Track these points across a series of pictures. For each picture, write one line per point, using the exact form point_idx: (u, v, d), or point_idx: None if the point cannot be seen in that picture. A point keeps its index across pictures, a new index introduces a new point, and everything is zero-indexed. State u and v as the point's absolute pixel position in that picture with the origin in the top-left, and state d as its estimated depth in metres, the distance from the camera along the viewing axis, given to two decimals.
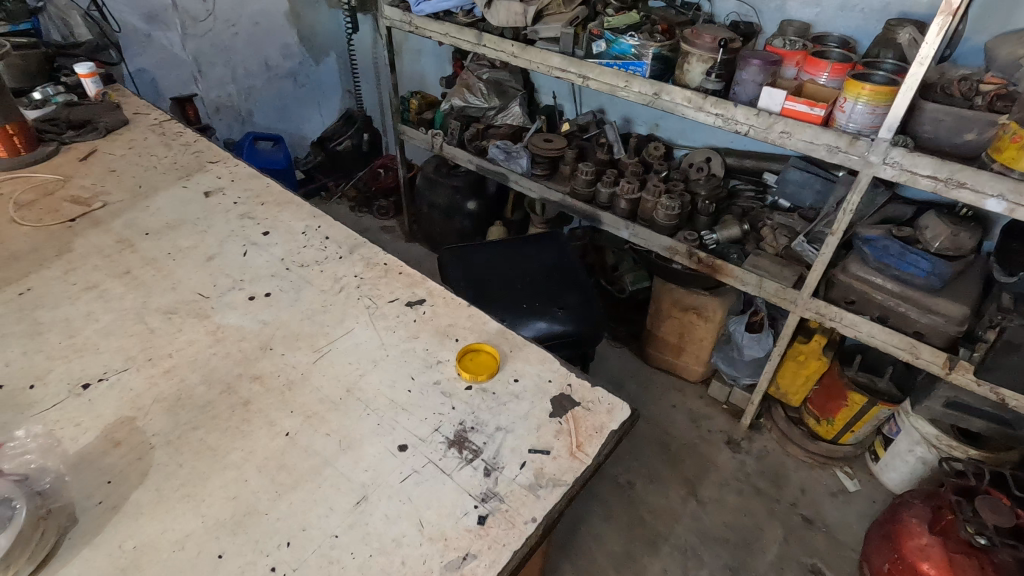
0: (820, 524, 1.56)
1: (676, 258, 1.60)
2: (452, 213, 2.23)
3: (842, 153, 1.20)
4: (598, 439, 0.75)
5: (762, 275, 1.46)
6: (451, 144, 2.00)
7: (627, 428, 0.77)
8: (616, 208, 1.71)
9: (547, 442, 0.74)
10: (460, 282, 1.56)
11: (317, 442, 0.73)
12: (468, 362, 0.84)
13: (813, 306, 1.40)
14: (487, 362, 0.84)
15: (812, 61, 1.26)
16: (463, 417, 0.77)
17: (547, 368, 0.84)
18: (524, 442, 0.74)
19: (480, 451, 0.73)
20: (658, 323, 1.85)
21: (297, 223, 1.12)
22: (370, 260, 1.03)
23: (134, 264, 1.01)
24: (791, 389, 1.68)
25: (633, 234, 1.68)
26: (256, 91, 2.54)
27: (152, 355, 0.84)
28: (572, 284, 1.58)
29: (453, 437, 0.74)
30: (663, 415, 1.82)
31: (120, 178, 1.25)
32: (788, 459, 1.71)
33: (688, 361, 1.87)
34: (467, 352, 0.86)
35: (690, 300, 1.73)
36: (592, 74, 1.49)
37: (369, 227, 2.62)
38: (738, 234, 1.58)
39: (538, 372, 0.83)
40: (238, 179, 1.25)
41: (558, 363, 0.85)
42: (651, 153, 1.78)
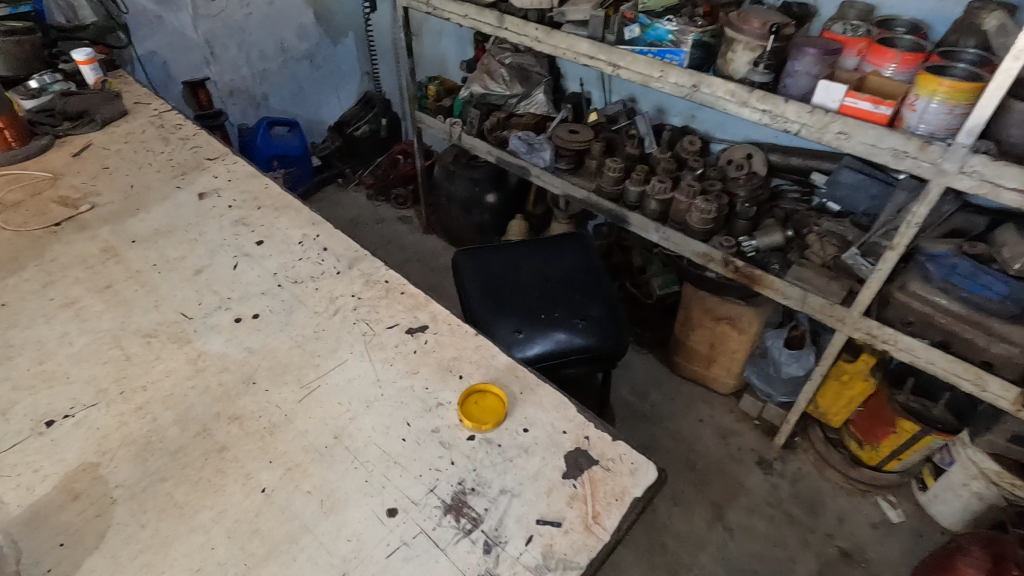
0: (858, 559, 1.44)
1: (710, 265, 1.48)
2: (470, 207, 2.12)
3: (911, 158, 1.05)
4: (619, 508, 0.64)
5: (807, 290, 1.32)
6: (470, 134, 1.88)
7: (652, 495, 0.66)
8: (645, 208, 1.57)
9: (558, 511, 0.64)
10: (475, 286, 1.46)
11: (297, 503, 0.64)
12: (472, 406, 0.74)
13: (863, 326, 1.27)
14: (493, 404, 0.74)
15: (878, 50, 1.10)
16: (463, 476, 0.67)
17: (562, 416, 0.73)
18: (532, 509, 0.64)
19: (480, 520, 0.63)
20: (688, 332, 1.72)
21: (294, 232, 1.03)
22: (370, 276, 0.94)
23: (117, 276, 0.93)
24: (831, 409, 1.55)
25: (663, 238, 1.55)
26: (272, 75, 2.44)
27: (124, 389, 0.76)
28: (595, 291, 1.46)
29: (450, 501, 0.65)
30: (688, 430, 1.72)
31: (112, 177, 1.17)
32: (824, 484, 1.59)
33: (719, 373, 1.74)
34: (475, 394, 0.76)
35: (724, 310, 1.59)
36: (623, 62, 1.35)
37: (386, 217, 2.53)
38: (780, 241, 1.43)
39: (551, 421, 0.73)
40: (236, 179, 1.16)
41: (575, 410, 0.74)
42: (686, 148, 1.64)
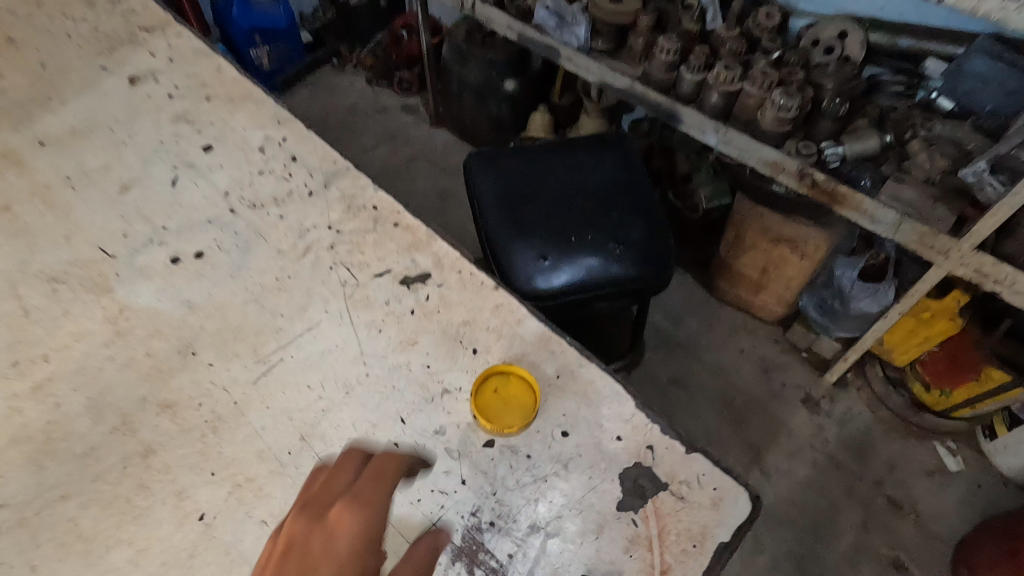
0: (908, 509, 1.33)
1: (779, 177, 1.20)
2: (485, 95, 1.80)
3: None
4: (695, 554, 0.52)
5: (904, 213, 1.07)
6: (486, 3, 1.51)
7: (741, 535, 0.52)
8: (703, 102, 1.27)
9: (613, 559, 0.52)
10: (493, 200, 1.21)
11: (248, 536, 0.51)
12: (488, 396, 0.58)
13: (972, 262, 1.03)
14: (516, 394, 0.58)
15: None
16: (481, 503, 0.54)
17: (611, 415, 0.58)
18: (570, 554, 0.52)
19: (505, 568, 0.52)
20: (737, 253, 1.48)
21: (253, 133, 0.77)
22: (353, 200, 0.71)
23: (17, 195, 0.70)
24: (899, 348, 1.34)
25: (723, 141, 1.26)
26: None
27: (20, 359, 0.59)
28: (636, 209, 1.21)
29: (465, 541, 0.53)
30: (727, 362, 1.54)
31: (18, 53, 0.88)
32: (876, 426, 1.44)
33: (767, 301, 1.52)
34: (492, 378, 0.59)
35: (786, 231, 1.34)
36: None
37: (388, 106, 2.19)
38: (875, 149, 1.14)
39: (595, 420, 0.58)
40: (178, 57, 0.87)
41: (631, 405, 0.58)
42: (761, 22, 1.28)
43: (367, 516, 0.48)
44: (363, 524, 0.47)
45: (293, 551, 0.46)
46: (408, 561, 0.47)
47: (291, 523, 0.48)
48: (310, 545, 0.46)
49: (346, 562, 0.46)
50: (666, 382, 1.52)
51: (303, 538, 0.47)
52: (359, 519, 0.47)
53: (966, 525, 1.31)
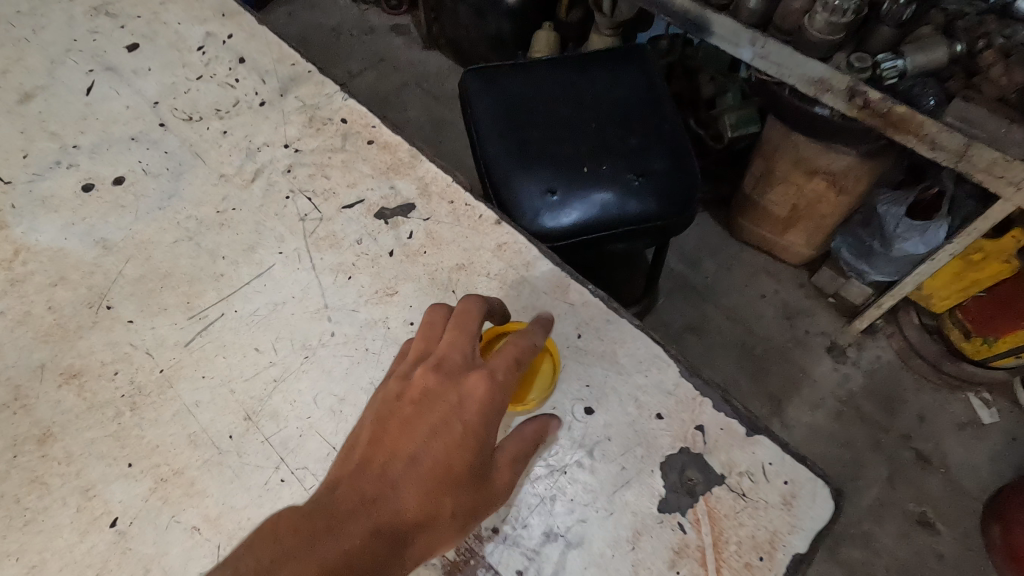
0: (936, 464, 1.24)
1: (823, 97, 1.04)
2: (484, 9, 1.60)
3: None
4: (757, 558, 0.53)
5: (971, 137, 0.91)
6: None
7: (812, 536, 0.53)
8: (738, 8, 1.09)
9: (645, 561, 0.53)
10: (493, 126, 1.05)
11: (171, 538, 0.51)
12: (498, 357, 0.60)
13: None
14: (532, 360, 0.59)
15: None
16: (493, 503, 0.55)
17: (636, 393, 0.59)
18: (592, 556, 0.53)
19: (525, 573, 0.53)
20: (764, 188, 1.33)
21: (193, 30, 0.77)
22: (314, 112, 0.71)
23: None
24: (939, 293, 1.22)
25: (759, 54, 1.09)
26: None
27: None
28: (657, 134, 1.05)
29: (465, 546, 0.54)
30: (746, 307, 1.42)
31: None
32: (905, 376, 1.34)
33: (795, 241, 1.39)
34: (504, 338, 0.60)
35: (823, 163, 1.19)
36: None
37: (376, 25, 1.97)
38: (943, 62, 0.97)
39: (623, 400, 0.59)
40: None
41: (669, 382, 0.60)
42: None
43: (498, 390, 0.50)
44: (494, 396, 0.50)
45: (427, 402, 0.49)
46: (518, 435, 0.51)
47: (425, 376, 0.51)
48: (444, 400, 0.50)
49: (473, 425, 0.49)
50: (680, 328, 1.40)
51: (434, 391, 0.50)
52: (491, 391, 0.50)
53: (998, 480, 1.22)
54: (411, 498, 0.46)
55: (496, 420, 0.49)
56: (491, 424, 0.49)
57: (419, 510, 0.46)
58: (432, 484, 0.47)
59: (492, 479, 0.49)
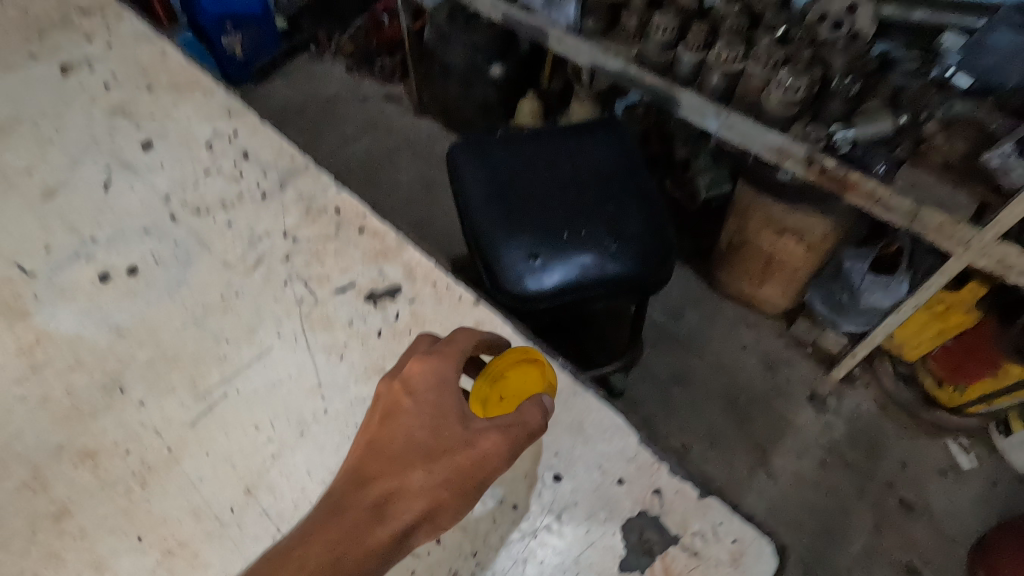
0: (921, 511, 1.27)
1: (786, 164, 1.13)
2: (471, 80, 1.70)
3: None
4: None
5: (921, 201, 0.99)
6: None
7: None
8: (703, 85, 1.18)
9: None
10: (480, 191, 1.12)
11: None
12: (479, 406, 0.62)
13: (996, 253, 0.95)
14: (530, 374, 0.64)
15: None
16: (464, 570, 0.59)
17: (603, 458, 0.63)
18: None
19: None
20: (739, 245, 1.41)
21: (200, 129, 0.82)
22: (309, 204, 0.77)
23: None
24: (909, 342, 1.28)
25: (724, 126, 1.18)
26: None
27: None
28: (633, 199, 1.13)
29: None
30: (728, 358, 1.47)
31: None
32: (886, 424, 1.37)
33: (771, 294, 1.45)
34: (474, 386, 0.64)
35: (791, 222, 1.26)
36: None
37: (370, 94, 2.09)
38: (890, 132, 1.04)
39: (591, 465, 0.63)
40: None
41: (629, 447, 0.63)
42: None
43: (436, 364, 0.58)
44: (435, 371, 0.58)
45: (387, 398, 0.59)
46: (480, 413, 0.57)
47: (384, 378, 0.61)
48: (398, 391, 0.59)
49: (424, 401, 0.57)
50: (666, 380, 1.44)
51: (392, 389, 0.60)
52: (431, 367, 0.58)
53: (982, 525, 1.25)
54: (385, 474, 0.55)
55: (439, 389, 0.57)
56: (438, 397, 0.57)
57: (393, 481, 0.54)
58: (399, 460, 0.55)
59: (459, 440, 0.55)
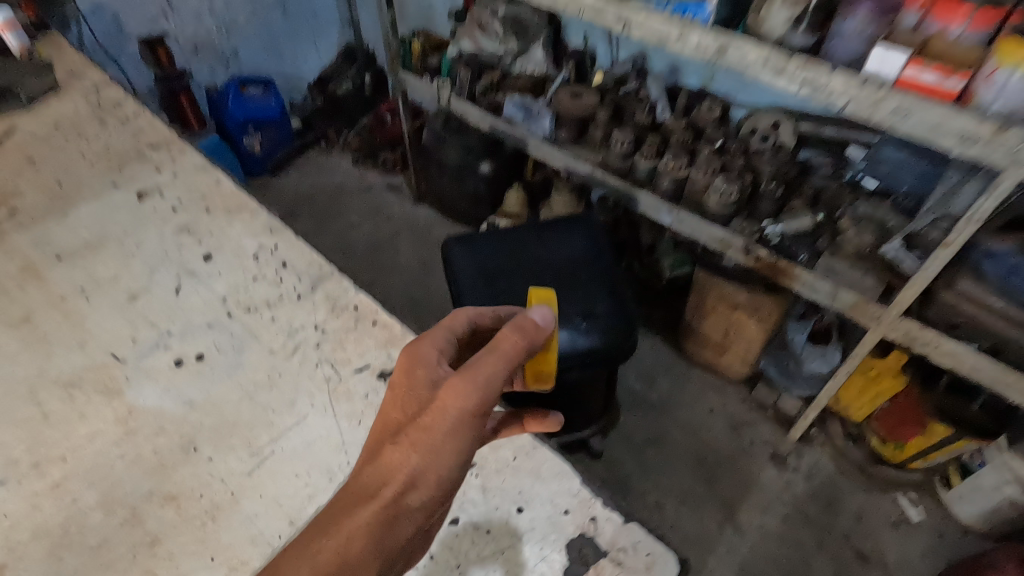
0: (876, 561, 1.38)
1: (728, 252, 1.33)
2: (463, 175, 1.94)
3: (980, 145, 0.87)
4: None
5: (838, 284, 1.18)
6: (461, 97, 1.67)
7: None
8: (656, 186, 1.41)
9: None
10: (470, 278, 1.31)
11: None
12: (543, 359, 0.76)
13: (901, 327, 1.13)
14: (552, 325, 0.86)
15: (946, 3, 0.88)
16: None
17: (562, 491, 0.64)
18: None
19: None
20: (700, 318, 1.59)
21: (247, 241, 0.87)
22: (336, 301, 0.79)
23: (36, 305, 0.79)
24: (853, 405, 1.44)
25: (676, 220, 1.38)
26: (241, 27, 2.16)
27: (39, 460, 0.64)
28: (599, 284, 1.31)
29: None
30: (697, 421, 1.62)
31: (37, 171, 0.98)
32: (841, 480, 1.50)
33: (732, 362, 1.62)
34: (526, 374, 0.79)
35: (741, 300, 1.44)
36: (636, 20, 1.13)
37: (373, 184, 2.34)
38: (809, 227, 1.27)
39: (549, 497, 0.64)
40: (182, 172, 0.98)
41: (579, 482, 0.65)
42: (705, 114, 1.44)
43: (410, 347, 0.63)
44: (410, 353, 0.62)
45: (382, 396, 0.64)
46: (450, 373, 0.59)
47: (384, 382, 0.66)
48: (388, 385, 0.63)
49: (400, 382, 0.61)
50: (641, 442, 1.58)
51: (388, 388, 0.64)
52: (406, 351, 0.62)
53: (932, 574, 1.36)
54: (370, 459, 0.57)
55: (410, 366, 0.61)
56: (410, 374, 0.60)
57: (374, 464, 0.56)
58: (380, 443, 0.58)
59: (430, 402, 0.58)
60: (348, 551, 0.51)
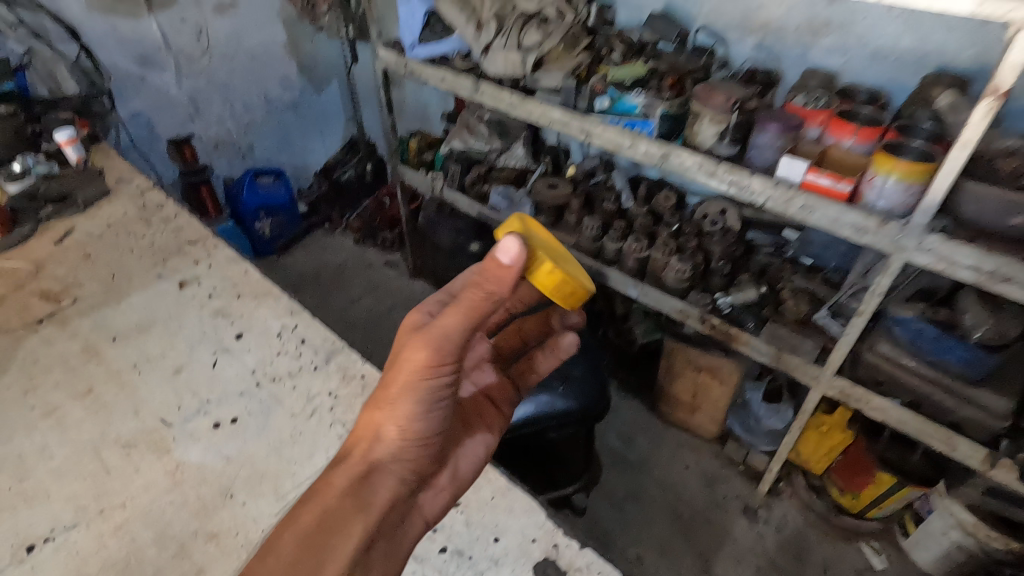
0: None
1: (688, 321, 1.51)
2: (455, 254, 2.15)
3: (871, 234, 1.07)
4: None
5: (781, 348, 1.35)
6: (452, 188, 1.92)
7: None
8: (623, 264, 1.61)
9: None
10: None
11: None
12: (548, 276, 0.78)
13: (837, 385, 1.29)
14: (568, 255, 0.88)
15: (837, 123, 1.12)
16: None
17: (532, 522, 0.78)
18: None
19: None
20: (670, 381, 1.74)
21: (273, 322, 1.05)
22: (347, 371, 0.96)
23: (97, 378, 0.95)
24: (812, 457, 1.58)
25: (641, 293, 1.57)
26: (257, 125, 2.43)
27: (104, 506, 0.78)
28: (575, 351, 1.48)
29: None
30: (674, 477, 1.74)
31: (94, 265, 1.17)
32: (809, 531, 1.62)
33: (702, 421, 1.77)
34: (562, 298, 0.82)
35: (704, 363, 1.61)
36: (596, 130, 1.36)
37: (373, 261, 2.55)
38: (754, 298, 1.46)
39: (521, 527, 0.78)
40: (216, 264, 1.17)
41: (545, 515, 0.79)
42: (663, 203, 1.66)
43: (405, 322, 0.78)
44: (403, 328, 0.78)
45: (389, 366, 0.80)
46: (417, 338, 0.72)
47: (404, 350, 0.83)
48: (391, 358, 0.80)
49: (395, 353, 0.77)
50: (621, 498, 1.70)
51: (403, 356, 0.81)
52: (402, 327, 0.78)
53: None
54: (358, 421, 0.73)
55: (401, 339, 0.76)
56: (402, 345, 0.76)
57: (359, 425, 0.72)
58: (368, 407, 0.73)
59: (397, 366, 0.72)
60: (326, 500, 0.64)
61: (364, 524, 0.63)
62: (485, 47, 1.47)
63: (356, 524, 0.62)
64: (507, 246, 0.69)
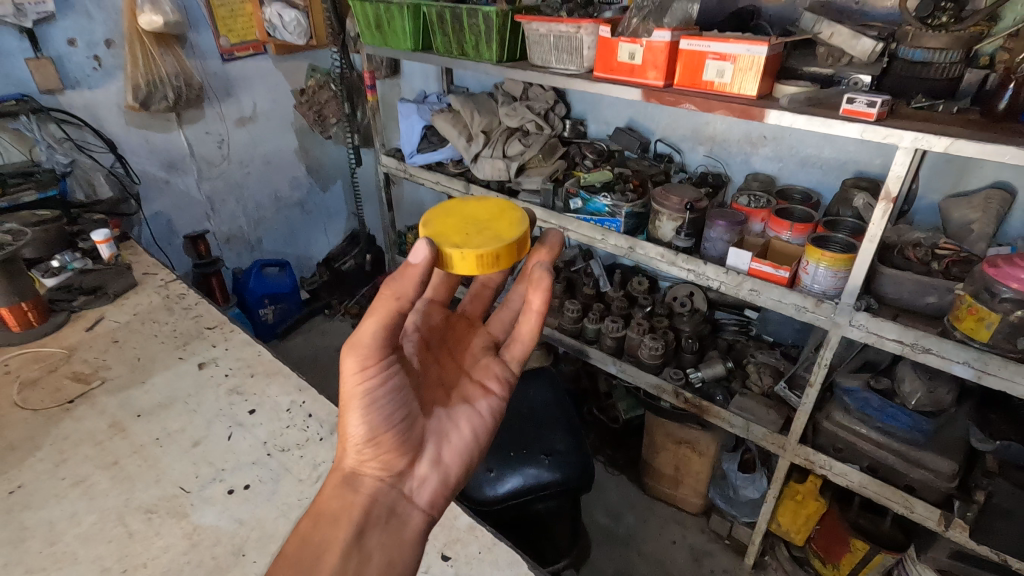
0: None
1: (663, 395, 1.62)
2: None
3: (810, 312, 1.22)
4: None
5: (749, 420, 1.46)
6: None
7: None
8: (602, 343, 1.75)
9: None
10: None
11: None
12: (470, 265, 0.75)
13: (801, 452, 1.39)
14: (487, 215, 0.83)
15: (776, 220, 1.31)
16: None
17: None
18: None
19: None
20: (653, 454, 1.83)
21: (283, 398, 1.16)
22: None
23: (122, 452, 1.05)
24: (793, 528, 1.62)
25: (620, 370, 1.69)
26: (266, 221, 2.65)
27: (127, 567, 0.86)
28: (560, 426, 1.57)
29: None
30: (661, 552, 1.77)
31: (122, 349, 1.30)
32: None
33: (686, 494, 1.83)
34: (496, 271, 0.79)
35: (683, 436, 1.71)
36: (571, 227, 1.56)
37: None
38: (722, 372, 1.59)
39: None
40: (232, 347, 1.31)
41: (526, 568, 0.88)
42: (636, 287, 1.84)
43: None
44: None
45: None
46: None
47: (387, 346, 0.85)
48: None
49: None
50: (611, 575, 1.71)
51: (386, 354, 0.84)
52: None
53: None
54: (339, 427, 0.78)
55: None
56: None
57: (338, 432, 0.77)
58: None
59: None
60: (318, 505, 0.71)
61: (349, 522, 0.69)
62: (474, 155, 1.71)
63: (343, 521, 0.69)
64: (416, 248, 0.66)
